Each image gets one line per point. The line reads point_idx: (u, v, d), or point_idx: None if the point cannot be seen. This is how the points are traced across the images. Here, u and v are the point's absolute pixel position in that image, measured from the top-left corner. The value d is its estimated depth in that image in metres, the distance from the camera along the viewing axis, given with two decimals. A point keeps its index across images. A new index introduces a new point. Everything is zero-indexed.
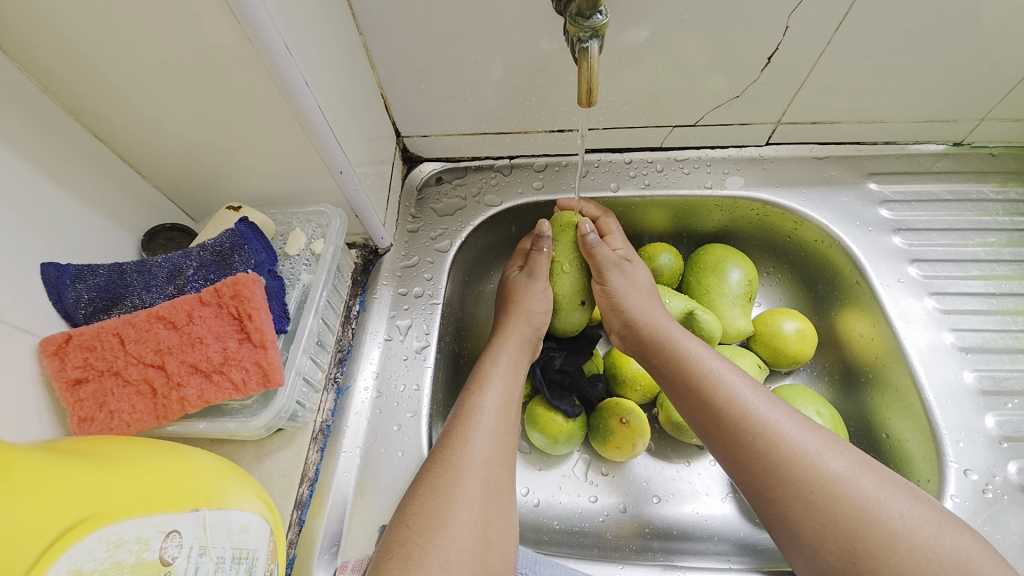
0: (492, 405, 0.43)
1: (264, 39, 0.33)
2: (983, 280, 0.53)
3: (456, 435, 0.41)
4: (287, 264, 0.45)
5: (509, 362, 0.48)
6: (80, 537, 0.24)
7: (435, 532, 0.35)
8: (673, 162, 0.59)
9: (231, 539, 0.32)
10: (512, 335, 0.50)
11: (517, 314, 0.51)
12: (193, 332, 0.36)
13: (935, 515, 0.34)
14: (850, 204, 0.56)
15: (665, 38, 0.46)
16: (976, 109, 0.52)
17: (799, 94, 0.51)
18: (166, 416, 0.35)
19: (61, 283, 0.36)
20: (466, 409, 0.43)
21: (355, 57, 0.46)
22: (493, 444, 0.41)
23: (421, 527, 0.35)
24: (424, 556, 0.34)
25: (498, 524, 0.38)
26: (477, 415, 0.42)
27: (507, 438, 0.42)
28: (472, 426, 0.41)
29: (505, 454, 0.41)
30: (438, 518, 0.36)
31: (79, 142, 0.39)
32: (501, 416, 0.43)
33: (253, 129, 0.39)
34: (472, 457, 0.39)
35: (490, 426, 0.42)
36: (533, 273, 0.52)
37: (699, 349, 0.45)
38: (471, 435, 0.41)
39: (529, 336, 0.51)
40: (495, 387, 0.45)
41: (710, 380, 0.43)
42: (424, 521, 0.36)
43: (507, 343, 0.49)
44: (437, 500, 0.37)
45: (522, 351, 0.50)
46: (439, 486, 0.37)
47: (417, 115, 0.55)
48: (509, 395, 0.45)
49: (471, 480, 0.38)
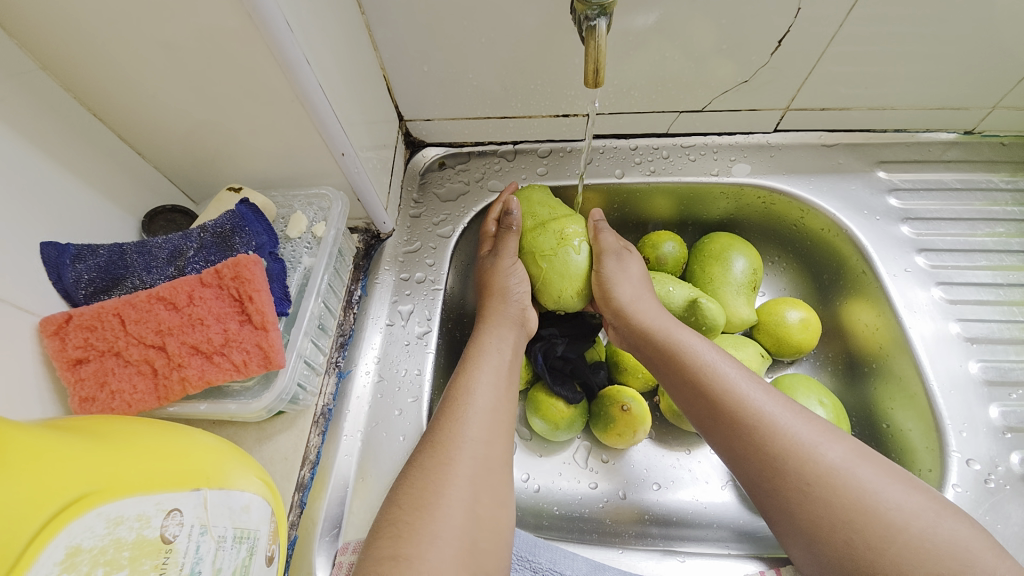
0: (484, 387, 0.43)
1: (263, 15, 0.32)
2: (991, 271, 0.52)
3: (446, 416, 0.41)
4: (288, 247, 0.45)
5: (504, 345, 0.48)
6: (80, 514, 0.24)
7: (423, 510, 0.35)
8: (679, 148, 0.58)
9: (232, 519, 0.32)
10: (499, 318, 0.49)
11: (498, 296, 0.50)
12: (193, 313, 0.36)
13: (934, 504, 0.34)
14: (859, 193, 0.56)
15: (673, 20, 0.45)
16: (989, 96, 0.51)
17: (809, 79, 0.50)
18: (167, 397, 0.35)
19: (61, 263, 0.36)
20: (460, 390, 0.43)
21: (356, 37, 0.45)
22: (487, 425, 0.41)
23: (409, 505, 0.35)
24: (413, 534, 0.34)
25: (488, 502, 0.38)
26: (473, 396, 0.42)
27: (502, 418, 0.42)
28: (468, 408, 0.41)
29: (500, 436, 0.41)
30: (425, 497, 0.36)
31: (77, 120, 0.38)
32: (496, 397, 0.43)
33: (254, 109, 0.39)
34: (463, 438, 0.39)
35: (486, 407, 0.42)
36: (502, 249, 0.51)
37: (693, 342, 0.45)
38: (463, 415, 0.41)
39: (517, 311, 0.50)
40: (488, 368, 0.45)
41: (707, 373, 0.42)
42: (413, 500, 0.36)
43: (495, 325, 0.49)
44: (425, 479, 0.37)
45: (512, 333, 0.49)
46: (429, 467, 0.37)
47: (420, 98, 0.54)
48: (501, 376, 0.45)
49: (461, 460, 0.38)
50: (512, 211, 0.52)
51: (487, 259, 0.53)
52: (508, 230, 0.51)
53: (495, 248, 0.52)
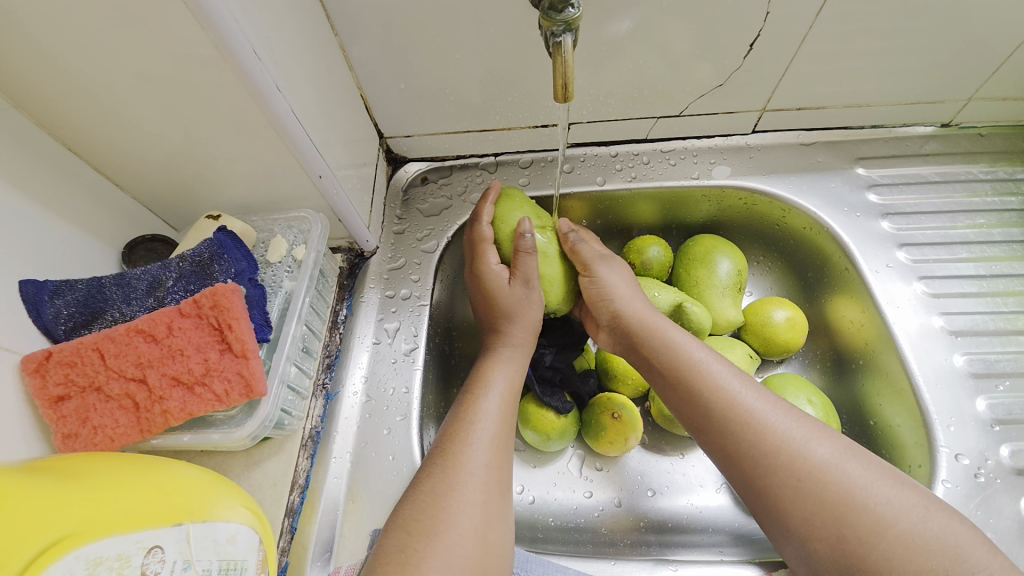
0: (491, 411, 0.43)
1: (232, 45, 0.32)
2: (973, 263, 0.52)
3: (456, 439, 0.41)
4: (269, 272, 0.44)
5: (514, 366, 0.48)
6: (58, 557, 0.24)
7: (433, 538, 0.35)
8: (659, 153, 0.59)
9: (218, 551, 0.32)
10: (519, 343, 0.49)
11: (519, 324, 0.49)
12: (174, 344, 0.36)
13: (922, 500, 0.34)
14: (838, 190, 0.56)
15: (646, 27, 0.45)
16: (962, 89, 0.52)
17: (784, 79, 0.50)
18: (150, 429, 0.35)
19: (40, 300, 0.36)
20: (472, 410, 0.43)
21: (331, 59, 0.45)
22: (492, 449, 0.41)
23: (420, 532, 0.35)
24: (422, 561, 0.33)
25: (498, 528, 0.37)
26: (478, 420, 0.42)
27: (507, 444, 0.42)
28: (473, 431, 0.41)
29: (505, 460, 0.41)
30: (436, 524, 0.35)
31: (53, 154, 0.38)
32: (502, 422, 0.43)
33: (230, 137, 0.39)
34: (471, 462, 0.39)
35: (491, 431, 0.41)
36: (529, 281, 0.49)
37: (684, 340, 0.45)
38: (472, 440, 0.40)
39: (531, 336, 0.50)
40: (497, 392, 0.45)
41: (697, 370, 0.42)
42: (423, 527, 0.35)
43: (513, 352, 0.48)
44: (437, 506, 0.36)
45: (524, 358, 0.49)
46: (440, 492, 0.37)
47: (399, 115, 0.54)
48: (509, 399, 0.45)
49: (471, 485, 0.38)
50: (524, 235, 0.49)
51: (511, 288, 0.49)
52: (527, 254, 0.48)
53: (524, 278, 0.49)
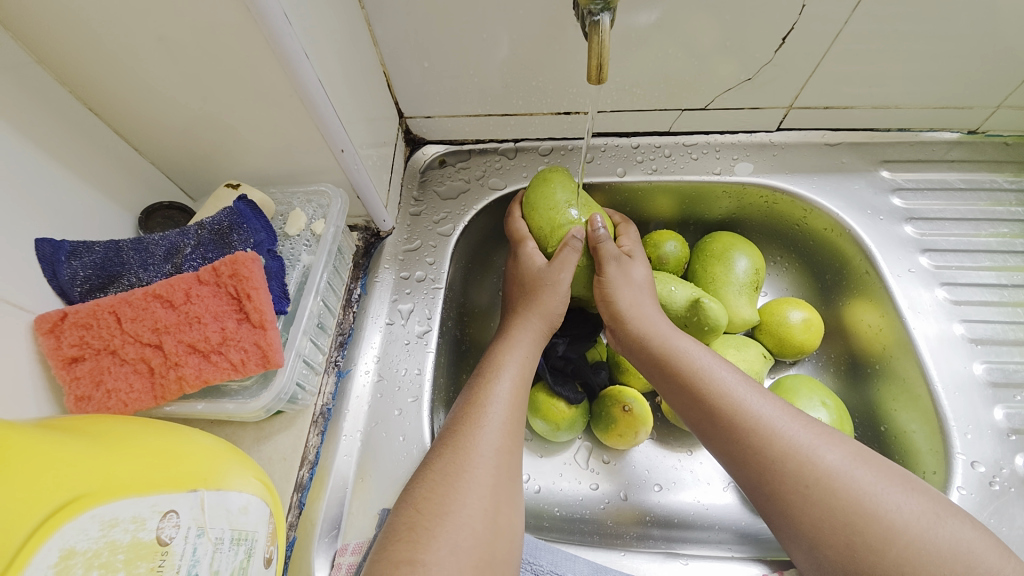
0: (503, 397, 0.42)
1: (261, 9, 0.31)
2: (995, 271, 0.52)
3: (465, 424, 0.40)
4: (287, 244, 0.44)
5: (523, 353, 0.47)
6: (73, 516, 0.23)
7: (443, 517, 0.34)
8: (682, 146, 0.58)
9: (230, 520, 0.31)
10: (530, 329, 0.48)
11: (534, 310, 0.49)
12: (191, 311, 0.35)
13: (936, 506, 0.33)
14: (862, 192, 0.55)
15: (677, 17, 0.44)
16: (992, 96, 0.51)
17: (813, 77, 0.49)
18: (164, 396, 0.35)
19: (57, 260, 0.35)
20: (477, 398, 0.42)
21: (356, 32, 0.44)
22: (504, 436, 0.40)
23: (429, 511, 0.35)
24: (432, 540, 0.33)
25: (506, 511, 0.37)
26: (488, 403, 0.42)
27: (518, 429, 0.42)
28: (483, 417, 0.41)
29: (515, 447, 0.41)
30: (446, 503, 0.35)
31: (72, 115, 0.38)
32: (512, 407, 0.42)
33: (252, 106, 0.38)
34: (481, 445, 0.39)
35: (500, 415, 0.41)
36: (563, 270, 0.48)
37: (689, 345, 0.44)
38: (481, 424, 0.40)
39: (549, 324, 0.49)
40: (508, 376, 0.44)
41: (702, 376, 0.42)
42: (432, 505, 0.35)
43: (525, 337, 0.48)
44: (446, 485, 0.36)
45: (538, 345, 0.48)
46: (449, 473, 0.37)
47: (421, 95, 0.53)
48: (521, 384, 0.44)
49: (480, 468, 0.37)
50: (575, 236, 0.48)
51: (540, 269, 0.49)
52: (570, 251, 0.48)
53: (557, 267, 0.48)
